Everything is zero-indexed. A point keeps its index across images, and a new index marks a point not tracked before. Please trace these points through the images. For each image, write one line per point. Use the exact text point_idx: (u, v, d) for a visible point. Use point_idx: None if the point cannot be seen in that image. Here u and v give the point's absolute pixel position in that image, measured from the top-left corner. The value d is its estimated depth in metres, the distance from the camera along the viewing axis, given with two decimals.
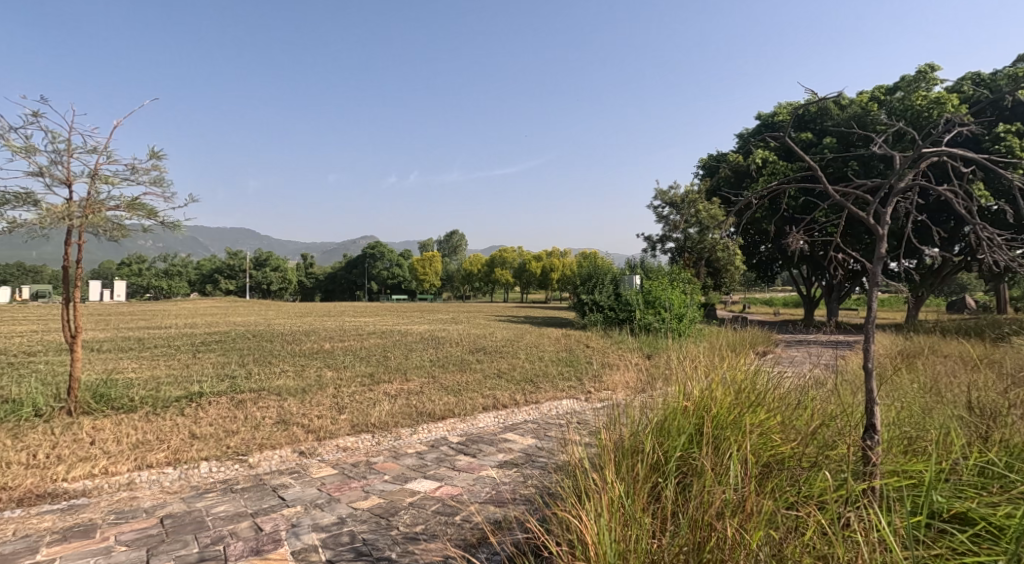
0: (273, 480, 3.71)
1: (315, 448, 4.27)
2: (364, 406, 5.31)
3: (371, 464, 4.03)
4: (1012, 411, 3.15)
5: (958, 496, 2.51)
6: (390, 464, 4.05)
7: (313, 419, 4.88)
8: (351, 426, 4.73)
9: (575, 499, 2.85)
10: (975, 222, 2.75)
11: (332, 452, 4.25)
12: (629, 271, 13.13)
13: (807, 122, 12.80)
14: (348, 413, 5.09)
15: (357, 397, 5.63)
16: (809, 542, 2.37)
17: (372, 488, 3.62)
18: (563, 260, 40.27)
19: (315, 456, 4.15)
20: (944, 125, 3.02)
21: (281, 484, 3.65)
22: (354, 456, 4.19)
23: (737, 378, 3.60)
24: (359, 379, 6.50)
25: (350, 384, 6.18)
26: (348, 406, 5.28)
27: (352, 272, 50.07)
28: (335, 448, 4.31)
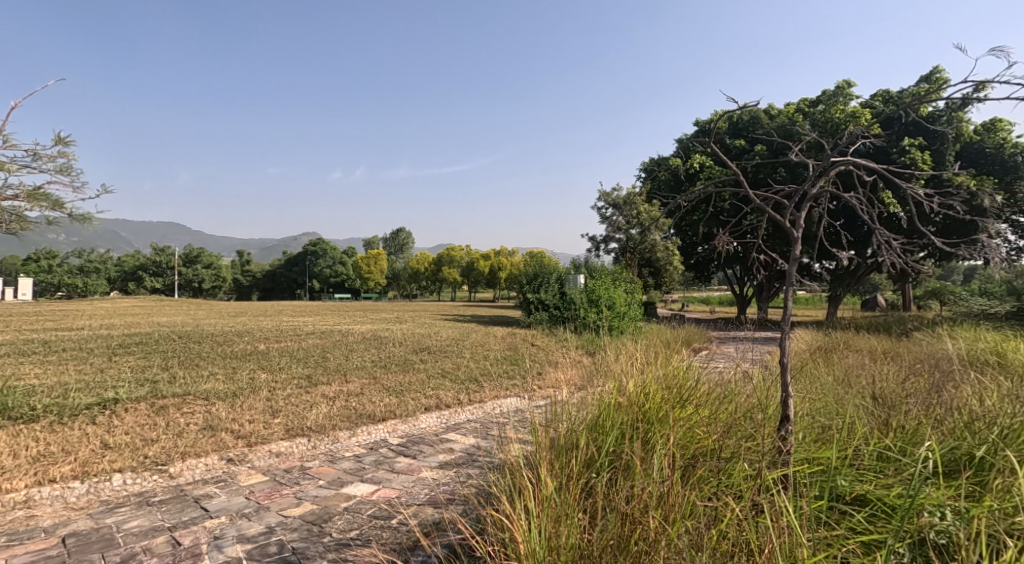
0: (196, 490, 3.55)
1: (245, 455, 4.11)
2: (299, 409, 5.15)
3: (305, 469, 3.92)
4: (909, 399, 3.40)
5: (858, 480, 2.69)
6: (326, 468, 3.95)
7: (244, 424, 4.69)
8: (285, 431, 4.58)
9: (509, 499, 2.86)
10: (878, 227, 2.95)
11: (263, 458, 4.10)
12: (573, 270, 13.29)
13: (741, 129, 13.36)
14: (282, 417, 4.92)
15: (292, 400, 5.45)
16: (727, 532, 2.46)
17: (306, 494, 3.52)
18: (511, 259, 40.29)
19: (244, 463, 3.99)
20: (849, 136, 3.22)
21: (205, 494, 3.49)
22: (287, 462, 4.06)
23: (670, 375, 3.72)
24: (296, 381, 6.29)
25: (285, 387, 5.98)
26: (283, 410, 5.11)
27: (290, 270, 48.33)
28: (267, 454, 4.16)
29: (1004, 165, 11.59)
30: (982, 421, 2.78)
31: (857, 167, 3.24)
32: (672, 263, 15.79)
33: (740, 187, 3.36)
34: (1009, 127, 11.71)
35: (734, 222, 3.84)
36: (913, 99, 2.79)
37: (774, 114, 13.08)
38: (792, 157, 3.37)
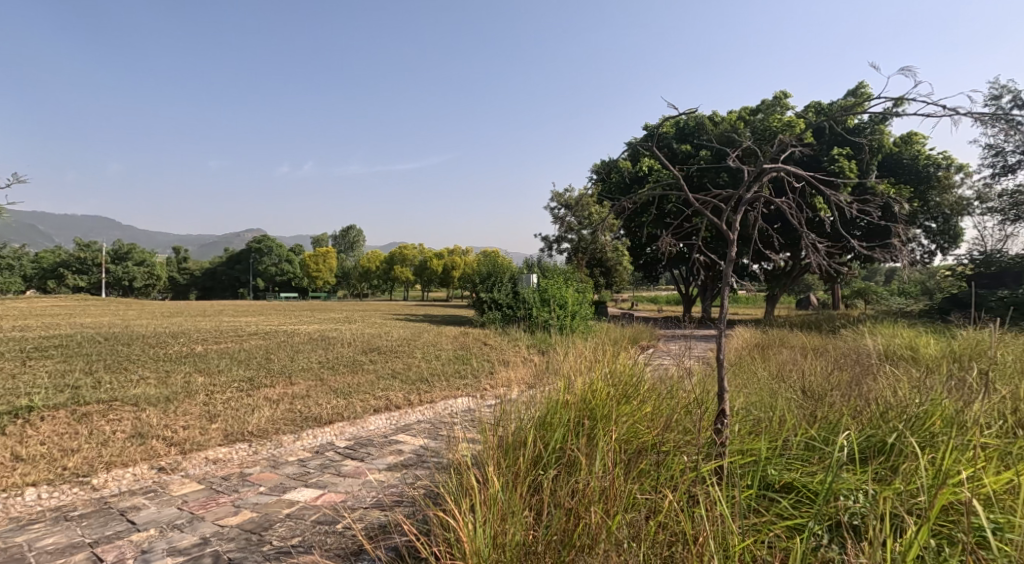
0: (122, 502, 3.38)
1: (178, 463, 3.94)
2: (239, 413, 4.97)
3: (245, 476, 3.79)
4: (834, 392, 3.59)
5: (788, 468, 2.83)
6: (267, 474, 3.83)
7: (177, 430, 4.49)
8: (223, 436, 4.42)
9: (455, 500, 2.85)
10: (806, 231, 3.11)
11: (199, 466, 3.94)
12: (526, 270, 13.34)
13: (687, 134, 13.77)
14: (220, 422, 4.74)
15: (231, 404, 5.26)
16: (664, 523, 2.54)
17: (245, 502, 3.41)
18: (464, 258, 40.14)
19: (177, 471, 3.83)
20: (781, 144, 3.37)
21: (132, 507, 3.33)
22: (225, 468, 3.92)
23: (617, 373, 3.80)
24: (236, 384, 6.06)
25: (224, 390, 5.77)
26: (222, 414, 4.93)
27: (232, 268, 46.43)
28: (202, 462, 4.00)
29: (920, 175, 12.40)
30: (897, 409, 2.97)
31: (789, 174, 3.40)
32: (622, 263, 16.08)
33: (683, 191, 3.47)
34: (924, 140, 12.52)
35: (677, 224, 3.97)
36: (841, 111, 2.94)
37: (717, 122, 13.53)
38: (730, 162, 3.51)
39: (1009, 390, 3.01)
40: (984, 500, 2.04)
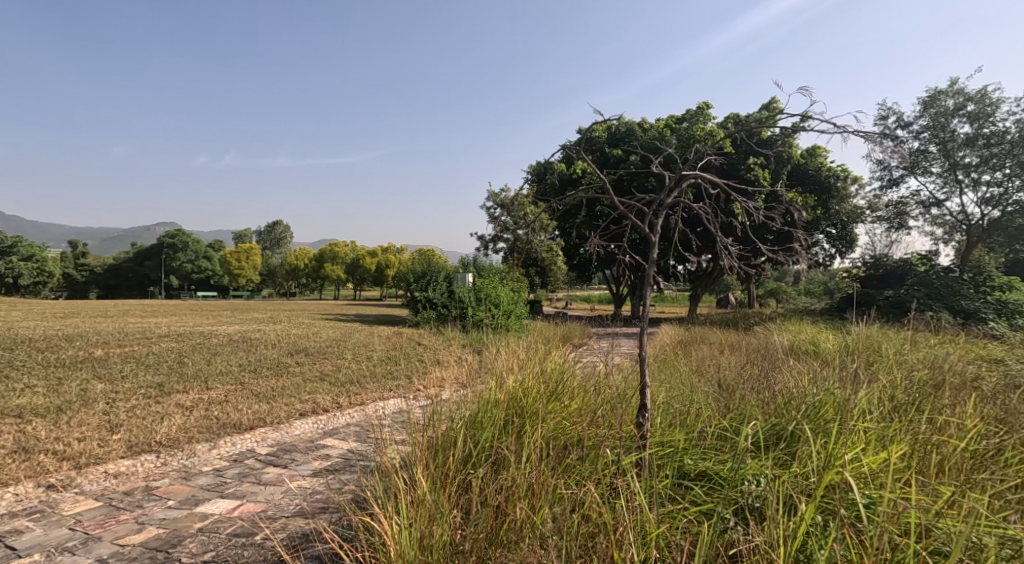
0: (4, 526, 3.18)
1: (71, 479, 3.74)
2: (146, 422, 4.75)
3: (150, 490, 3.64)
4: (745, 385, 3.87)
5: (702, 458, 3.04)
6: (177, 487, 3.69)
7: (71, 443, 4.25)
8: (126, 448, 4.22)
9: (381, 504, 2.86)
10: (719, 235, 3.33)
11: (96, 481, 3.75)
12: (462, 269, 13.36)
13: (617, 138, 14.21)
14: (123, 432, 4.52)
15: (137, 413, 5.01)
16: (587, 513, 2.67)
17: (150, 518, 3.28)
18: (398, 256, 39.65)
19: (70, 489, 3.63)
20: (699, 153, 3.58)
21: (14, 530, 3.14)
22: (127, 483, 3.75)
23: (547, 372, 3.92)
24: (142, 391, 5.77)
25: (130, 398, 5.48)
26: (125, 424, 4.69)
27: (142, 264, 43.49)
28: (101, 476, 3.82)
29: (823, 185, 13.47)
30: (798, 399, 3.24)
31: (705, 181, 3.63)
32: (555, 263, 16.41)
33: (609, 195, 3.62)
34: (826, 153, 13.58)
35: (605, 225, 4.14)
36: (752, 123, 3.16)
37: (646, 128, 14.06)
38: (653, 167, 3.71)
39: (891, 379, 3.37)
40: (862, 478, 2.30)
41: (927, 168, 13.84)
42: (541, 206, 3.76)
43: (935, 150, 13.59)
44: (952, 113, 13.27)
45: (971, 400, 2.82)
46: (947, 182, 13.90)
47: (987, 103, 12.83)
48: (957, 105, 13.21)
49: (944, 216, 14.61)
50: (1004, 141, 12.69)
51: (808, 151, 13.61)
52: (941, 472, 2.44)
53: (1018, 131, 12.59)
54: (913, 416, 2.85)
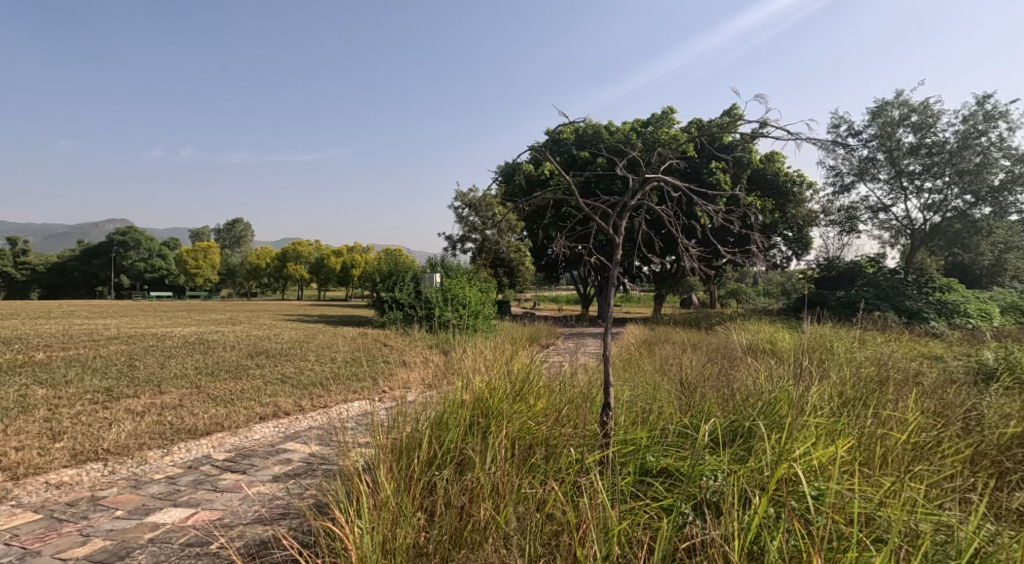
0: None
1: (9, 491, 3.60)
2: (92, 429, 4.60)
3: (96, 501, 3.53)
4: (704, 383, 3.97)
5: (664, 455, 3.11)
6: (126, 496, 3.58)
7: (10, 453, 4.09)
8: (70, 457, 4.09)
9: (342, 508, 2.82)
10: (680, 236, 3.41)
11: (36, 493, 3.62)
12: (429, 269, 13.30)
13: (585, 141, 14.35)
14: (67, 440, 4.37)
15: (82, 419, 4.84)
16: (551, 512, 2.71)
17: (96, 529, 3.18)
18: (364, 256, 39.22)
19: (8, 501, 3.50)
20: (662, 155, 3.66)
21: None
22: (71, 493, 3.63)
23: (514, 372, 3.95)
24: (89, 396, 5.58)
25: (75, 404, 5.29)
26: (70, 432, 4.53)
27: (89, 263, 41.80)
28: (42, 487, 3.68)
29: (780, 190, 13.93)
30: (754, 397, 3.35)
31: (668, 184, 3.70)
32: (523, 264, 16.47)
33: (574, 196, 3.67)
34: (783, 158, 14.02)
35: (571, 226, 4.19)
36: (713, 129, 3.26)
37: (613, 131, 14.26)
38: (617, 170, 3.77)
39: (841, 377, 3.52)
40: (812, 470, 2.40)
41: (876, 175, 14.42)
42: (507, 206, 3.78)
43: (882, 157, 14.16)
44: (898, 123, 13.85)
45: (913, 394, 2.97)
46: (893, 189, 14.53)
47: (929, 114, 13.46)
48: (902, 115, 13.80)
49: (890, 221, 15.26)
50: (944, 150, 13.36)
51: (767, 156, 14.02)
52: (885, 464, 2.57)
53: (957, 141, 13.27)
54: (862, 412, 2.99)
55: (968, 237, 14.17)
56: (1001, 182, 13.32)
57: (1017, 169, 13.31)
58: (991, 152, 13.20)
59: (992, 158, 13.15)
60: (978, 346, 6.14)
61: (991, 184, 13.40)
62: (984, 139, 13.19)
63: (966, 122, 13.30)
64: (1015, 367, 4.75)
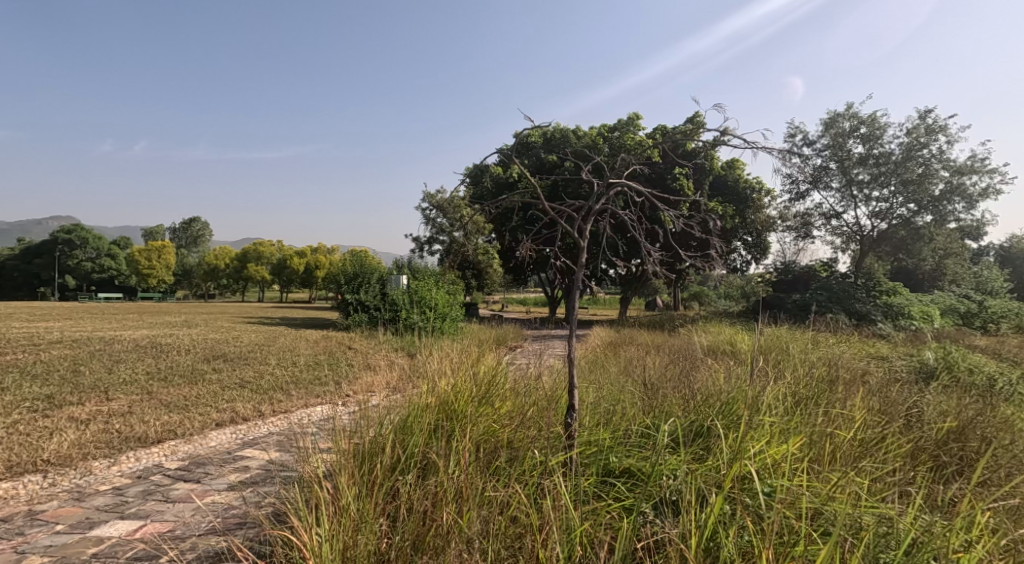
0: None
1: None
2: (32, 439, 4.42)
3: (34, 515, 3.40)
4: (666, 385, 4.04)
5: (627, 455, 3.16)
6: (67, 510, 3.46)
7: None
8: (6, 469, 3.92)
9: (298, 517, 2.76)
10: (642, 241, 3.48)
11: None
12: (396, 271, 13.19)
13: (553, 144, 14.44)
14: (4, 451, 4.19)
15: (21, 429, 4.65)
16: (515, 514, 2.73)
17: (34, 546, 3.06)
18: (329, 257, 38.69)
19: None
20: (626, 160, 3.72)
21: None
22: (8, 508, 3.48)
23: (479, 374, 3.95)
24: (30, 404, 5.36)
25: (15, 412, 5.08)
26: (7, 442, 4.35)
27: (32, 262, 39.91)
28: None
29: (741, 196, 14.34)
30: (714, 397, 3.43)
31: (631, 190, 3.78)
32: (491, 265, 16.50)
33: (540, 199, 3.70)
34: (743, 166, 14.44)
35: (537, 230, 4.23)
36: (677, 136, 3.33)
37: (580, 136, 14.44)
38: (583, 175, 3.83)
39: (796, 377, 3.64)
40: (766, 467, 2.50)
41: (828, 184, 14.94)
42: (475, 209, 3.80)
43: (834, 166, 14.67)
44: (848, 134, 14.37)
45: (860, 393, 3.11)
46: (844, 197, 15.06)
47: (877, 126, 14.01)
48: (852, 127, 14.32)
49: (841, 227, 15.77)
50: (890, 161, 13.91)
51: (728, 163, 14.41)
52: (833, 460, 2.68)
53: (902, 152, 13.83)
54: (814, 411, 3.10)
55: (912, 244, 14.74)
56: (942, 192, 13.90)
57: (956, 180, 13.87)
58: (933, 164, 13.76)
59: (933, 169, 13.71)
60: (922, 347, 6.44)
61: (933, 194, 13.97)
62: (926, 151, 13.75)
63: (911, 134, 13.83)
64: (953, 367, 5.01)
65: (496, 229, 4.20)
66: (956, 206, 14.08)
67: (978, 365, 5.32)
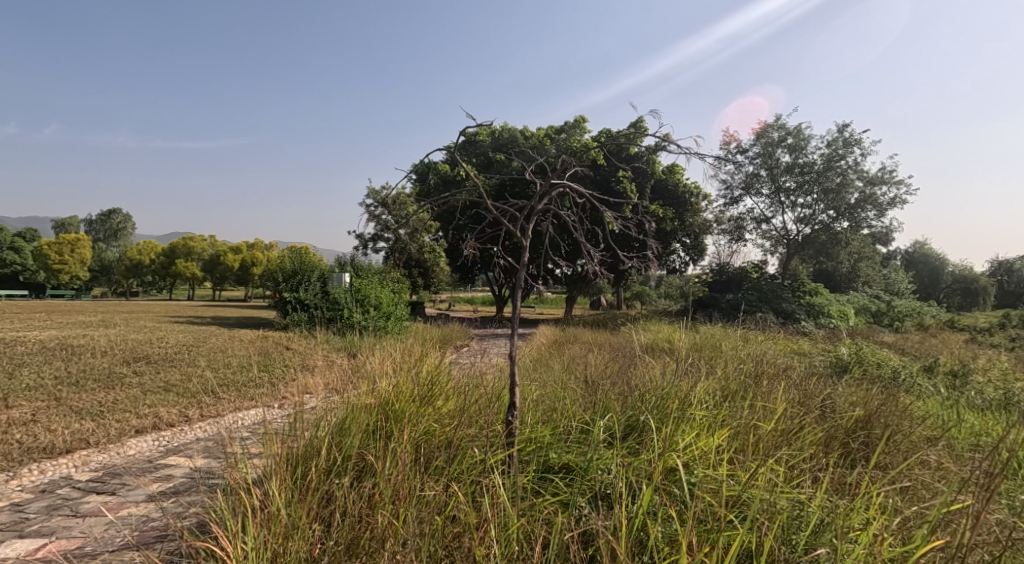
0: None
1: None
2: None
3: None
4: (605, 382, 4.10)
5: (565, 451, 3.19)
6: None
7: None
8: None
9: (220, 527, 2.65)
10: (583, 242, 3.51)
11: None
12: (338, 269, 12.88)
13: (500, 142, 14.44)
14: None
15: None
16: (452, 513, 2.72)
17: None
18: (266, 255, 37.38)
19: None
20: (567, 163, 3.73)
21: None
22: None
23: (422, 374, 3.91)
24: None
25: None
26: None
27: None
28: None
29: (680, 200, 14.85)
30: (650, 393, 3.52)
31: (573, 191, 3.80)
32: (437, 264, 16.38)
33: (482, 198, 3.67)
34: (683, 170, 14.90)
35: (481, 228, 4.20)
36: (616, 140, 3.37)
37: (529, 136, 14.53)
38: (526, 175, 3.82)
39: (727, 373, 3.79)
40: (694, 459, 2.60)
41: (759, 190, 15.65)
42: (418, 206, 3.73)
43: (764, 174, 15.37)
44: (776, 144, 15.06)
45: (783, 387, 3.25)
46: (773, 203, 15.80)
47: (802, 137, 14.74)
48: (780, 137, 15.01)
49: (770, 232, 16.54)
50: (813, 170, 14.70)
51: (668, 167, 14.83)
52: (756, 450, 2.82)
53: (823, 163, 14.64)
54: (742, 404, 3.24)
55: (831, 248, 15.62)
56: (857, 201, 14.79)
57: (869, 190, 14.78)
58: (849, 174, 14.61)
59: (850, 179, 14.57)
60: (839, 343, 6.86)
61: (849, 202, 14.86)
62: (844, 162, 14.59)
63: (832, 145, 14.66)
64: (863, 361, 5.37)
65: (440, 227, 4.15)
66: (869, 214, 15.02)
67: (885, 359, 5.73)
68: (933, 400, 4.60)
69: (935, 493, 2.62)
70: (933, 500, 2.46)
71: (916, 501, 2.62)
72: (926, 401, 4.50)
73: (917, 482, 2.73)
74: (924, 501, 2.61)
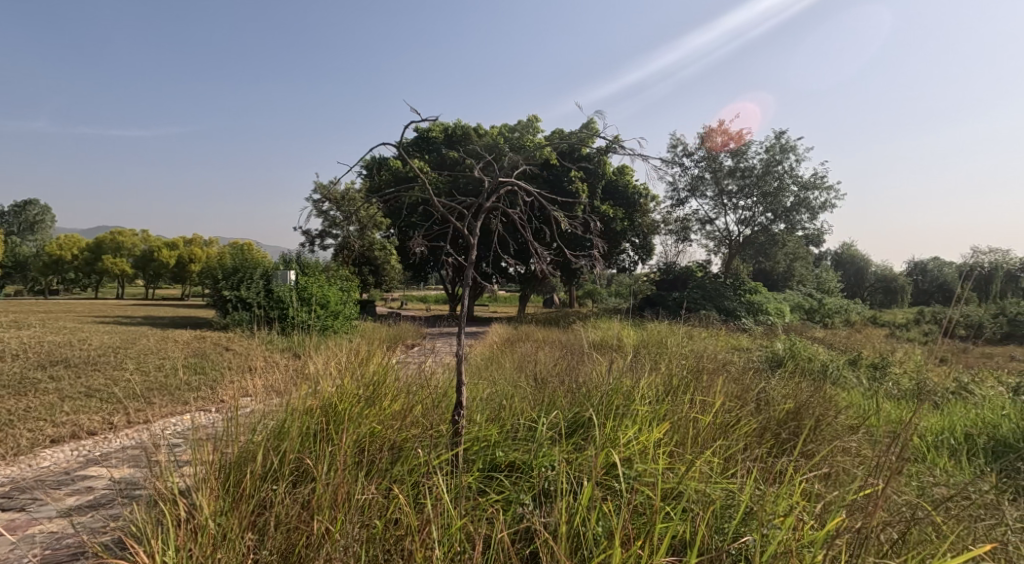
0: None
1: None
2: None
3: None
4: (551, 380, 4.09)
5: (511, 449, 3.17)
6: None
7: None
8: None
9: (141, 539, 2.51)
10: (530, 240, 3.47)
11: None
12: (283, 266, 12.46)
13: (453, 140, 14.29)
14: None
15: None
16: (393, 516, 2.66)
17: None
18: (204, 252, 35.86)
19: None
20: (516, 161, 3.67)
21: None
22: None
23: (365, 373, 3.81)
24: None
25: None
26: None
27: None
28: None
29: (630, 200, 15.11)
30: (595, 389, 3.54)
31: (522, 189, 3.74)
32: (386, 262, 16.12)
33: (429, 194, 3.58)
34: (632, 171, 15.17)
35: (430, 225, 4.11)
36: (563, 140, 3.34)
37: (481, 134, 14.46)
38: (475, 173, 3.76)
39: (670, 369, 3.85)
40: (635, 454, 2.63)
41: (703, 192, 16.10)
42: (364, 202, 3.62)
43: (708, 176, 15.83)
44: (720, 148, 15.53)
45: (722, 382, 3.33)
46: (716, 205, 16.29)
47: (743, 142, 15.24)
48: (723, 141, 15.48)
49: (714, 232, 17.05)
50: (753, 174, 15.27)
51: (618, 167, 15.07)
52: (694, 443, 2.89)
53: (762, 167, 15.20)
54: (682, 399, 3.30)
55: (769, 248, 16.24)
56: (792, 204, 15.42)
57: (803, 194, 15.44)
58: (785, 179, 15.24)
59: (786, 183, 15.19)
60: (774, 338, 7.15)
61: (785, 205, 15.47)
62: (781, 166, 15.19)
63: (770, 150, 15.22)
64: (796, 356, 5.59)
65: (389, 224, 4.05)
66: (803, 216, 15.69)
67: (815, 353, 6.00)
68: (858, 392, 4.85)
69: (853, 478, 2.75)
70: (851, 485, 2.58)
71: (837, 487, 2.73)
72: (850, 392, 4.74)
73: (838, 469, 2.86)
74: (844, 485, 2.73)
